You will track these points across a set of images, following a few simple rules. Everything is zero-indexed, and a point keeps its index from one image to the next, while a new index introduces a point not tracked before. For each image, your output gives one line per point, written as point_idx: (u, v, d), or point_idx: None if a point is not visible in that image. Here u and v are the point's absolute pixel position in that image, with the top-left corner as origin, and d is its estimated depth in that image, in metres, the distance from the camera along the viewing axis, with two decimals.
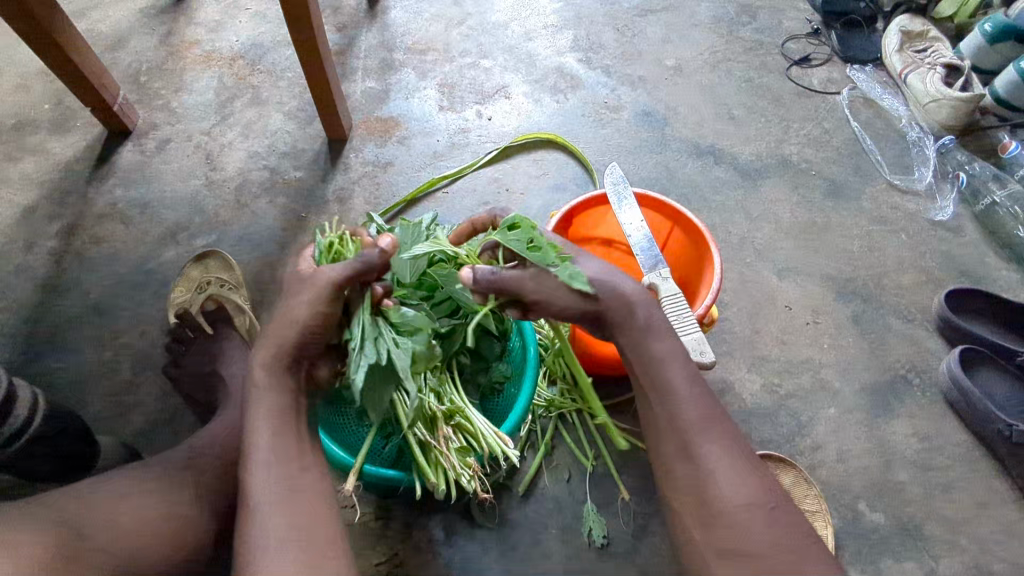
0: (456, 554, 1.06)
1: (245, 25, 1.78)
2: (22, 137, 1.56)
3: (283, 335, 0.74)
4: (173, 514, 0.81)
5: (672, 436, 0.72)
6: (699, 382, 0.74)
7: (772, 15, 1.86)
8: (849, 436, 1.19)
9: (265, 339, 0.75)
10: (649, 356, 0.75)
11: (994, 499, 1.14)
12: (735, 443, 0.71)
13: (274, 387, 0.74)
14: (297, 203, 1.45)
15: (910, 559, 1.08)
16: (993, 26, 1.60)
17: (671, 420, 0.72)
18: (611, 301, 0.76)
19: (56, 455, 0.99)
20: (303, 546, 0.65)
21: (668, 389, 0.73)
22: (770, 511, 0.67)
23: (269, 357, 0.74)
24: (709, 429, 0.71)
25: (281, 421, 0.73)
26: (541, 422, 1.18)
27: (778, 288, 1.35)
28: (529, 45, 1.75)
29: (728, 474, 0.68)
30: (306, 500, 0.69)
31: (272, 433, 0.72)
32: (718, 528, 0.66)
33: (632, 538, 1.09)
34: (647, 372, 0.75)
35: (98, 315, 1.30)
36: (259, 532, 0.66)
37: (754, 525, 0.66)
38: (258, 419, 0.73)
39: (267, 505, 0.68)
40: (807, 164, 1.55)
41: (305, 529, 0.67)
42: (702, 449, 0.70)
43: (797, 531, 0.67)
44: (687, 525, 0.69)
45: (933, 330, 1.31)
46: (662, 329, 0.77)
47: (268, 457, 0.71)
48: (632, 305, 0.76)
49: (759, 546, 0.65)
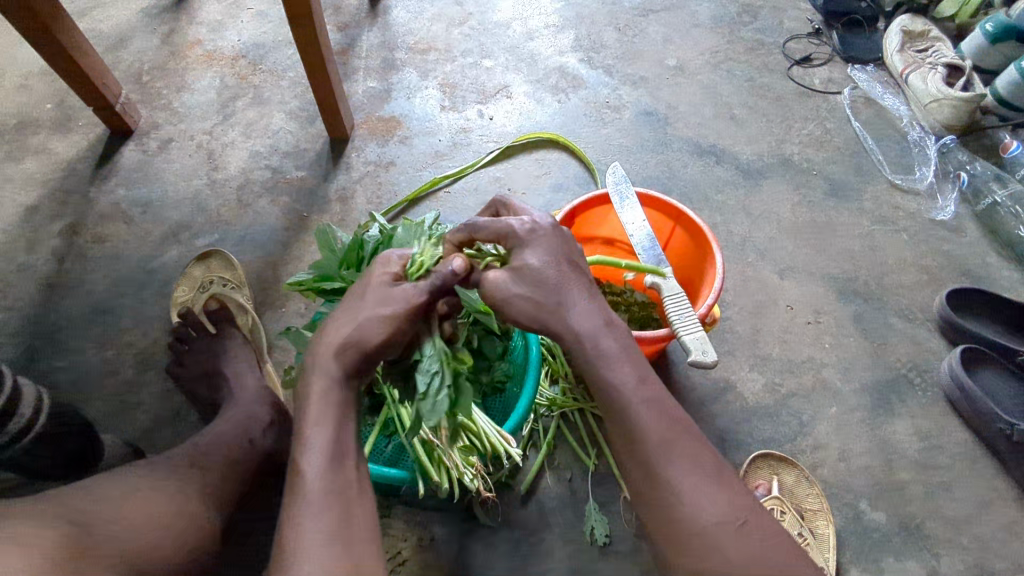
0: (460, 553, 1.07)
1: (247, 25, 1.78)
2: (24, 136, 1.56)
3: (369, 330, 0.75)
4: (179, 512, 0.82)
5: (633, 461, 0.69)
6: (656, 403, 0.70)
7: (772, 16, 1.86)
8: (850, 435, 1.19)
9: (343, 324, 0.76)
10: (605, 382, 0.72)
11: (995, 498, 1.14)
12: (700, 459, 0.67)
13: (339, 381, 0.74)
14: (299, 202, 1.45)
15: (911, 558, 1.08)
16: (994, 26, 1.59)
17: (632, 444, 0.69)
18: (563, 328, 0.75)
19: (61, 455, 0.99)
20: (347, 545, 0.63)
21: (625, 414, 0.70)
22: (740, 527, 0.63)
23: (342, 345, 0.74)
24: (670, 451, 0.67)
25: (342, 413, 0.73)
26: (543, 422, 1.19)
27: (780, 288, 1.36)
28: (530, 45, 1.76)
29: (695, 494, 0.65)
30: (354, 496, 0.68)
31: (333, 425, 0.71)
32: (689, 549, 0.64)
33: (635, 537, 1.09)
34: (607, 402, 0.72)
35: (100, 315, 1.30)
36: (302, 525, 0.64)
37: (726, 545, 0.62)
38: (320, 409, 0.72)
39: (318, 496, 0.66)
40: (808, 163, 1.55)
41: (349, 526, 0.65)
42: (666, 472, 0.66)
43: (771, 544, 0.63)
44: (662, 545, 0.66)
45: (934, 329, 1.31)
46: (616, 356, 0.73)
47: (326, 446, 0.69)
48: (581, 334, 0.74)
49: (731, 563, 0.62)
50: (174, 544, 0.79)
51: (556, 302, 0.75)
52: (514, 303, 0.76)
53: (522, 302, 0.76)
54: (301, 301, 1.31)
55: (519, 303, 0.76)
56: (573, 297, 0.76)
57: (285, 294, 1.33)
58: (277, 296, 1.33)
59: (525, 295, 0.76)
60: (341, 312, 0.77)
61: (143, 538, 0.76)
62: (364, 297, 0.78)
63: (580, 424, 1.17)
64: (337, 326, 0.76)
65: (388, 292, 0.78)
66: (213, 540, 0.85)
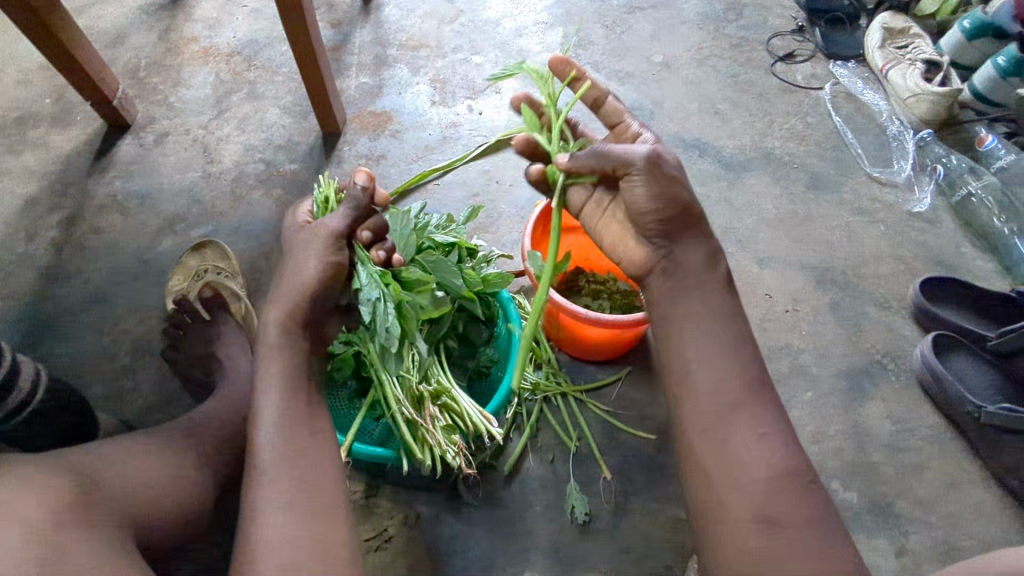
0: (443, 530, 1.10)
1: (243, 21, 1.82)
2: (24, 130, 1.59)
3: (299, 295, 0.81)
4: (173, 481, 0.86)
5: (719, 391, 0.72)
6: (751, 346, 0.76)
7: (757, 13, 1.90)
8: (824, 418, 1.23)
9: (278, 301, 0.81)
10: (718, 311, 0.77)
11: (964, 478, 1.18)
12: (780, 416, 0.72)
13: (286, 345, 0.79)
14: (292, 195, 1.49)
15: (882, 536, 1.12)
16: (971, 23, 1.63)
17: (729, 375, 0.73)
18: (688, 243, 0.81)
19: (57, 431, 1.03)
20: (305, 506, 0.67)
21: (733, 345, 0.75)
22: (803, 485, 0.68)
23: (283, 313, 0.80)
24: (757, 395, 0.72)
25: (292, 380, 0.77)
26: (526, 406, 1.22)
27: (759, 278, 1.39)
28: (520, 42, 1.79)
29: (773, 442, 0.69)
30: (311, 458, 0.71)
31: (284, 391, 0.75)
32: (752, 490, 0.67)
33: (614, 515, 1.13)
34: (714, 328, 0.76)
35: (97, 302, 1.34)
36: (262, 490, 0.68)
37: (789, 495, 0.67)
38: (269, 378, 0.76)
39: (273, 462, 0.70)
40: (789, 156, 1.59)
41: (305, 489, 0.68)
42: (751, 413, 0.71)
43: (823, 510, 0.67)
44: (721, 484, 0.68)
45: (909, 317, 1.35)
46: (732, 292, 0.79)
47: (276, 417, 0.73)
48: (712, 263, 0.81)
49: (788, 514, 0.66)
50: (170, 509, 0.84)
51: (700, 224, 0.81)
52: (675, 186, 0.78)
53: (673, 198, 0.79)
54: None
55: (673, 191, 0.78)
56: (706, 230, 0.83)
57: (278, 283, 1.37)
58: (270, 285, 1.37)
59: (682, 190, 0.79)
60: (278, 282, 0.83)
61: (145, 500, 0.80)
62: (297, 262, 0.83)
63: (563, 408, 1.21)
64: (280, 293, 0.81)
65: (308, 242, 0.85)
66: (206, 508, 0.89)
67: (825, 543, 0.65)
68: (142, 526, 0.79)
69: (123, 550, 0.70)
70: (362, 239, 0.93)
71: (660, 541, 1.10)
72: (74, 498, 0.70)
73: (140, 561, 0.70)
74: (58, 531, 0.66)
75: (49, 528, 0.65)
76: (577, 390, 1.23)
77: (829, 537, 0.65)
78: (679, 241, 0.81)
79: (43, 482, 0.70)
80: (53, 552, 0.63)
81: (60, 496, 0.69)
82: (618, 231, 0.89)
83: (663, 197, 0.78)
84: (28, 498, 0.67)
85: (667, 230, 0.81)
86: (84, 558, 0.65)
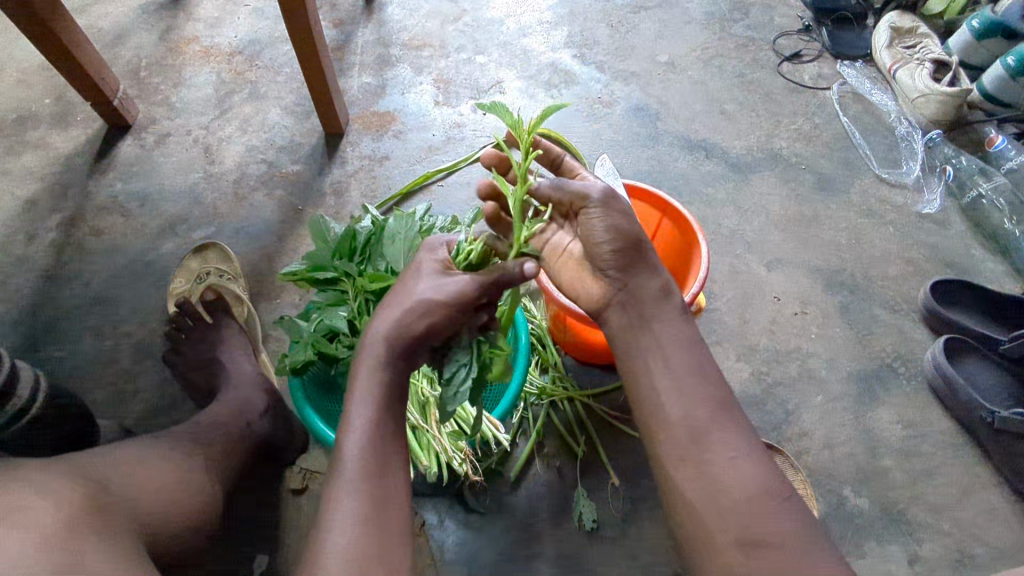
0: (450, 537, 1.09)
1: (245, 21, 1.80)
2: (23, 130, 1.58)
3: (410, 320, 0.73)
4: (176, 487, 0.84)
5: (687, 422, 0.71)
6: (715, 371, 0.75)
7: (763, 13, 1.88)
8: (834, 423, 1.21)
9: (388, 313, 0.74)
10: (677, 338, 0.77)
11: (977, 484, 1.16)
12: (751, 434, 0.71)
13: (389, 364, 0.72)
14: (294, 196, 1.47)
15: (894, 543, 1.10)
16: (981, 22, 1.61)
17: (696, 401, 0.72)
18: (647, 273, 0.80)
19: (58, 437, 1.01)
20: (374, 530, 0.64)
21: (695, 371, 0.74)
22: (784, 501, 0.66)
23: (391, 331, 0.72)
24: (726, 419, 0.71)
25: (388, 397, 0.72)
26: (533, 411, 1.20)
27: (768, 281, 1.38)
28: (524, 41, 1.78)
29: (747, 462, 0.68)
30: (389, 479, 0.68)
31: (376, 407, 0.70)
32: (733, 514, 0.66)
33: (622, 522, 1.11)
34: (676, 358, 0.75)
35: (97, 305, 1.32)
36: (337, 502, 0.65)
37: (772, 515, 0.65)
38: (364, 389, 0.71)
39: (352, 475, 0.66)
40: (797, 157, 1.57)
41: (380, 511, 0.65)
42: (722, 438, 0.70)
43: (811, 525, 0.66)
44: (701, 513, 0.67)
45: (919, 320, 1.33)
46: (685, 314, 0.80)
47: (364, 430, 0.69)
48: (665, 288, 0.80)
49: (769, 533, 0.64)
50: (183, 512, 0.83)
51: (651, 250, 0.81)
52: (621, 219, 0.80)
53: (620, 227, 0.79)
54: (295, 291, 1.33)
55: (619, 223, 0.80)
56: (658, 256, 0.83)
57: (280, 285, 1.35)
58: (272, 287, 1.35)
59: (630, 223, 0.80)
60: (392, 296, 0.76)
61: (156, 503, 0.79)
62: (418, 284, 0.76)
63: (570, 413, 1.19)
64: (390, 309, 0.74)
65: (439, 279, 0.76)
66: (210, 516, 0.87)
67: (816, 559, 0.63)
68: (154, 529, 0.77)
69: (134, 556, 0.68)
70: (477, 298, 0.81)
71: (668, 549, 1.09)
72: (86, 503, 0.69)
73: (152, 568, 0.68)
74: (68, 537, 0.64)
75: (63, 533, 0.64)
76: (583, 395, 1.20)
77: (819, 552, 0.63)
78: (634, 274, 0.80)
79: (52, 488, 0.68)
80: (67, 558, 0.62)
81: (71, 501, 0.68)
82: (576, 269, 0.88)
83: (611, 230, 0.79)
84: (39, 505, 0.65)
85: (620, 264, 0.80)
86: (99, 562, 0.63)
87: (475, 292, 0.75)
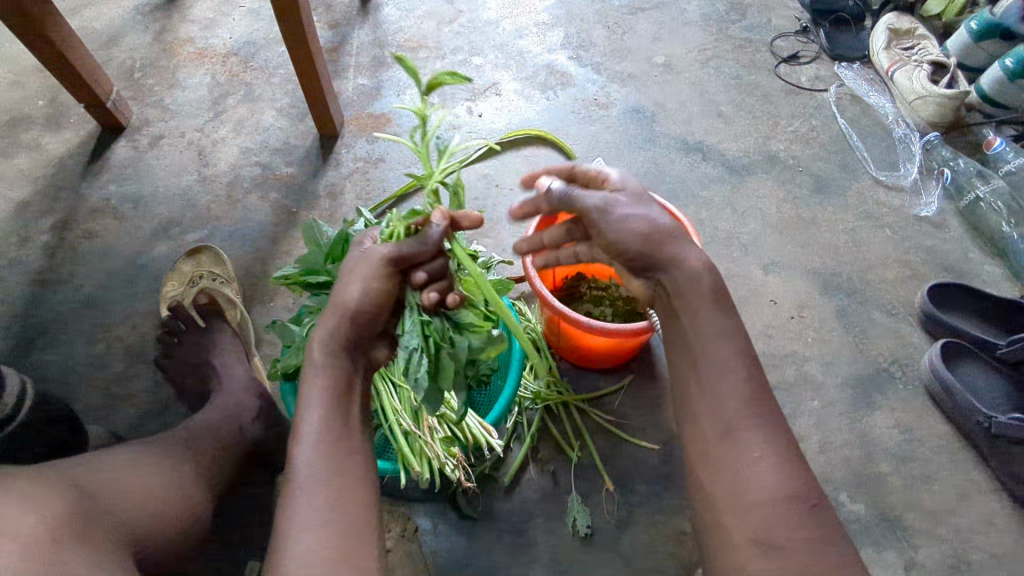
0: (443, 542, 1.08)
1: (240, 22, 1.80)
2: (16, 132, 1.57)
3: (348, 307, 0.74)
4: (165, 494, 0.83)
5: (713, 415, 0.69)
6: (747, 361, 0.70)
7: (761, 14, 1.88)
8: (830, 427, 1.20)
9: (327, 316, 0.74)
10: (707, 328, 0.72)
11: (974, 490, 1.16)
12: (781, 431, 0.68)
13: (333, 361, 0.72)
14: (288, 199, 1.47)
15: (890, 549, 1.10)
16: (979, 24, 1.60)
17: (720, 397, 0.69)
18: (673, 266, 0.76)
19: (47, 444, 1.01)
20: (338, 529, 0.63)
21: (723, 363, 0.70)
22: (807, 508, 0.63)
23: (331, 329, 0.73)
24: (756, 414, 0.68)
25: (337, 396, 0.72)
26: (527, 415, 1.20)
27: (764, 284, 1.37)
28: (520, 43, 1.77)
29: (772, 464, 0.65)
30: (349, 478, 0.67)
31: (326, 407, 0.70)
32: (749, 516, 0.64)
33: (617, 528, 1.10)
34: (704, 350, 0.72)
35: (89, 309, 1.31)
36: (297, 508, 0.64)
37: (791, 521, 0.63)
38: (311, 392, 0.71)
39: (310, 479, 0.66)
40: (794, 160, 1.56)
41: (342, 511, 0.65)
42: (748, 434, 0.67)
43: (833, 534, 0.63)
44: (720, 509, 0.66)
45: (916, 324, 1.33)
46: (720, 297, 0.74)
47: (314, 432, 0.69)
48: (696, 274, 0.75)
49: (788, 539, 0.62)
50: (171, 520, 0.82)
51: (676, 239, 0.77)
52: (631, 222, 0.78)
53: (629, 227, 0.78)
54: (288, 295, 1.33)
55: (632, 225, 0.78)
56: (688, 239, 0.78)
57: (273, 289, 1.35)
58: (265, 290, 1.34)
59: (640, 222, 0.78)
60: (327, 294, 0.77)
61: (143, 511, 0.78)
62: (349, 277, 0.76)
63: (565, 417, 1.17)
64: (327, 307, 0.75)
65: (359, 262, 0.77)
66: (200, 524, 0.87)
67: (836, 569, 0.60)
68: (141, 539, 0.77)
69: (120, 565, 0.68)
70: (415, 281, 0.80)
71: (663, 555, 1.08)
72: (69, 512, 0.68)
73: None
74: (52, 549, 0.63)
75: (45, 544, 0.63)
76: (579, 400, 1.20)
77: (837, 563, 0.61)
78: (664, 267, 0.77)
79: (36, 497, 0.67)
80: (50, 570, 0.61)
81: (57, 512, 0.67)
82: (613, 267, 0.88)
83: (626, 235, 0.78)
84: (20, 515, 0.64)
85: (648, 260, 0.78)
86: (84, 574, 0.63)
87: (394, 271, 0.77)
